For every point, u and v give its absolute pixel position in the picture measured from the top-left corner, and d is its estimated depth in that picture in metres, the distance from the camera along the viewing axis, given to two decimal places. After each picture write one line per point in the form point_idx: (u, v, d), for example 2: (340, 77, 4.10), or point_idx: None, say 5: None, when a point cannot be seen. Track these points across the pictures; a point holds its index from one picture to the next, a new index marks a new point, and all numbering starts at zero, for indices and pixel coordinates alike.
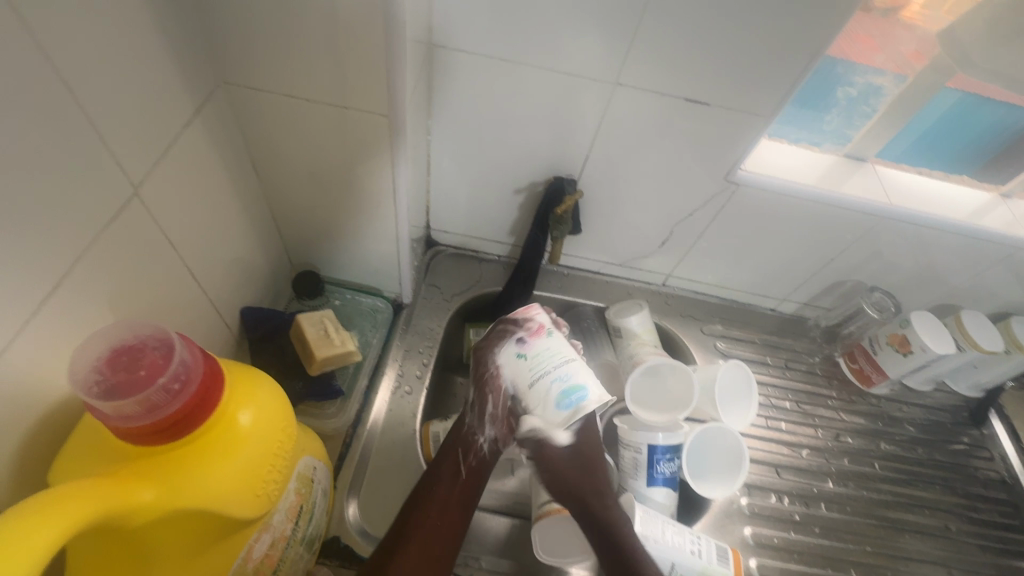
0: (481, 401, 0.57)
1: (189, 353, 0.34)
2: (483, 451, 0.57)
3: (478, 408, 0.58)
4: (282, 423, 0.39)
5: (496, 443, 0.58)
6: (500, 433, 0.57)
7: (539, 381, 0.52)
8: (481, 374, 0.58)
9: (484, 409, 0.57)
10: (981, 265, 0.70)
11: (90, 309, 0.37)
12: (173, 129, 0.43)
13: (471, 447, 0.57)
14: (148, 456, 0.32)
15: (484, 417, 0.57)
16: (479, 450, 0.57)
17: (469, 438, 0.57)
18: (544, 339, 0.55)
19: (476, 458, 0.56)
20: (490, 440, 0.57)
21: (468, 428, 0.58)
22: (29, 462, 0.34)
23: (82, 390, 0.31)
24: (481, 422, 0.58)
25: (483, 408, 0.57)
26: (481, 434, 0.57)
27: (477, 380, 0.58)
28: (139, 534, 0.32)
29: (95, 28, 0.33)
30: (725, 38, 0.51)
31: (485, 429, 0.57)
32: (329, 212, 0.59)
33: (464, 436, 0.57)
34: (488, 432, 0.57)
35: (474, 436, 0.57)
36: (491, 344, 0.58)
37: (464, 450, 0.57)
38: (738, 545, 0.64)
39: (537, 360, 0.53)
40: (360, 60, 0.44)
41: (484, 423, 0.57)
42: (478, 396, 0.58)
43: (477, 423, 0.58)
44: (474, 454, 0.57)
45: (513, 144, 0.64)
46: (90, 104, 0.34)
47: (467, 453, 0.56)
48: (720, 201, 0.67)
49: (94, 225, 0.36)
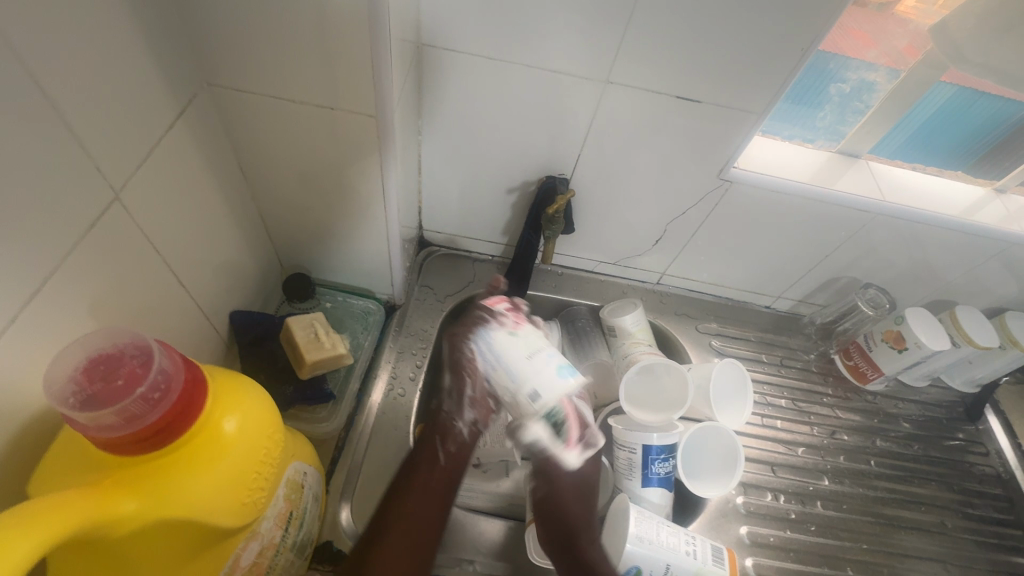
0: (459, 386, 0.57)
1: (168, 361, 0.33)
2: (463, 436, 0.57)
3: (455, 393, 0.57)
4: (268, 430, 0.39)
5: (475, 426, 0.57)
6: (480, 417, 0.57)
7: (535, 355, 0.51)
8: (457, 359, 0.56)
9: (461, 394, 0.57)
10: (976, 260, 0.70)
11: (70, 316, 0.37)
12: (155, 132, 0.42)
13: (450, 433, 0.56)
14: (130, 466, 0.32)
15: (462, 402, 0.57)
16: (458, 436, 0.56)
17: (448, 423, 0.57)
18: (526, 328, 0.55)
19: (456, 443, 0.56)
20: (468, 425, 0.57)
21: (446, 414, 0.57)
22: (9, 473, 0.34)
23: (58, 402, 0.30)
24: (459, 407, 0.57)
25: (460, 391, 0.57)
26: (460, 419, 0.57)
27: (453, 365, 0.57)
28: (121, 545, 0.31)
29: (72, 32, 0.33)
30: (716, 36, 0.51)
31: (464, 414, 0.57)
32: (318, 214, 0.59)
33: (441, 423, 0.57)
34: (467, 416, 0.57)
35: (452, 421, 0.57)
36: (465, 327, 0.57)
37: (443, 437, 0.56)
38: (733, 544, 0.64)
39: (526, 340, 0.52)
40: (346, 60, 0.43)
41: (462, 408, 0.57)
42: (455, 380, 0.57)
43: (455, 408, 0.57)
44: (452, 440, 0.56)
45: (504, 143, 0.64)
46: (68, 109, 0.34)
47: (445, 439, 0.56)
48: (714, 199, 0.66)
49: (74, 231, 0.36)
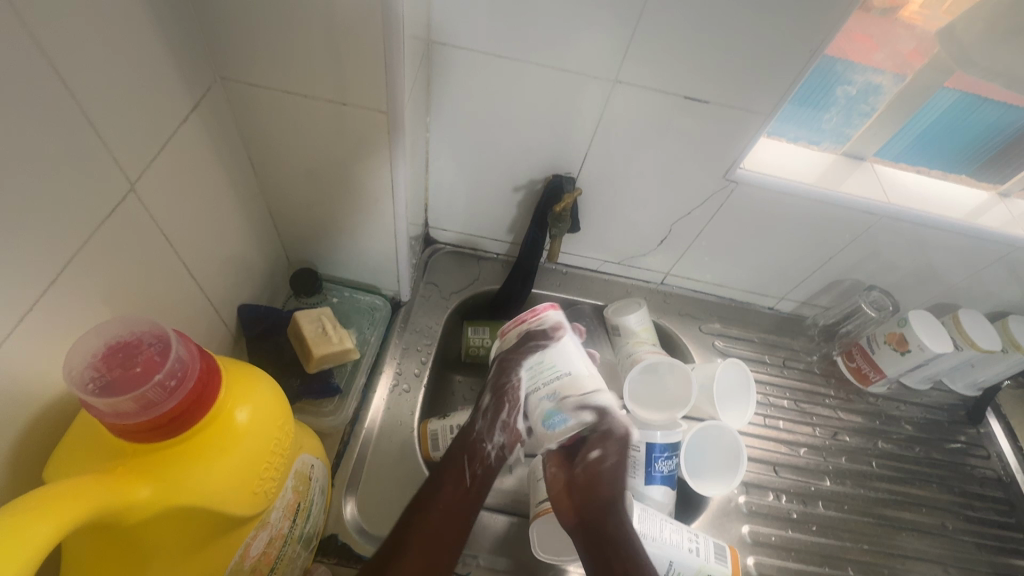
0: (496, 408, 0.58)
1: (185, 350, 0.34)
2: (490, 458, 0.55)
3: (490, 414, 0.58)
4: (279, 421, 0.39)
5: (502, 450, 0.57)
6: (508, 441, 0.57)
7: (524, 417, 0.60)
8: (500, 383, 0.59)
9: (496, 416, 0.57)
10: (980, 263, 0.70)
11: (86, 305, 0.37)
12: (168, 126, 0.42)
13: (478, 454, 0.55)
14: (143, 454, 0.32)
15: (494, 423, 0.57)
16: (485, 458, 0.55)
17: (476, 444, 0.56)
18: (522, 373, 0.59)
19: (483, 466, 0.54)
20: (497, 447, 0.56)
21: (476, 435, 0.56)
22: (29, 459, 0.34)
23: (77, 387, 0.31)
24: (490, 428, 0.57)
25: (496, 414, 0.57)
26: (489, 441, 0.56)
27: (496, 387, 0.59)
28: (135, 531, 0.32)
29: (93, 27, 0.33)
30: (723, 39, 0.51)
31: (494, 436, 0.56)
32: (326, 209, 0.59)
33: (469, 443, 0.56)
34: (497, 439, 0.57)
35: (481, 442, 0.56)
36: (518, 353, 0.60)
37: (471, 456, 0.55)
38: (735, 543, 0.64)
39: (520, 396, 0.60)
40: (359, 56, 0.44)
41: (492, 430, 0.57)
42: (494, 403, 0.58)
43: (486, 429, 0.57)
44: (479, 462, 0.54)
45: (512, 142, 0.64)
46: (87, 100, 0.34)
47: (473, 460, 0.54)
48: (719, 199, 0.67)
49: (90, 223, 0.36)
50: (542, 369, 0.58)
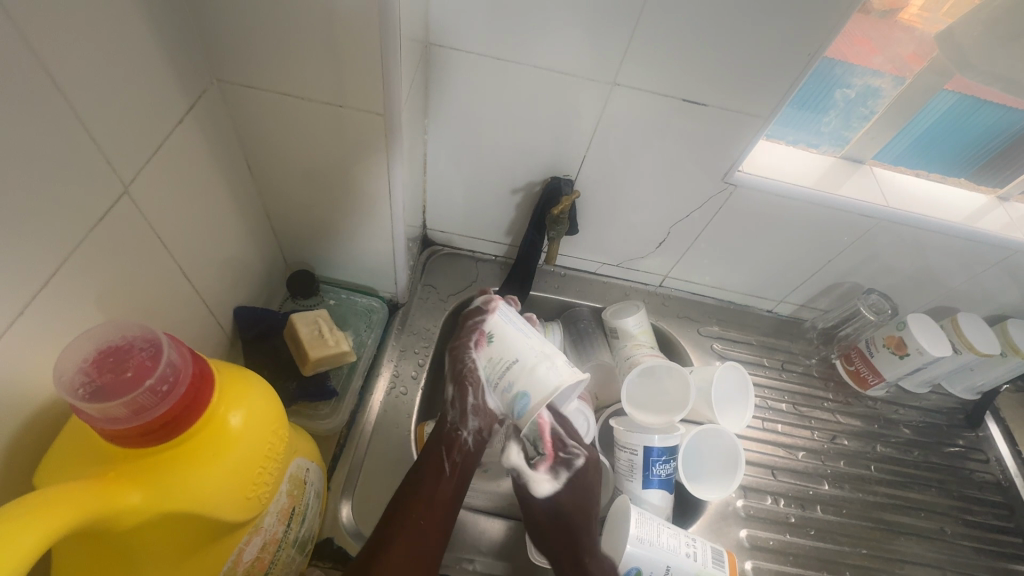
0: (461, 396, 0.57)
1: (177, 354, 0.33)
2: (467, 445, 0.56)
3: (457, 402, 0.57)
4: (273, 425, 0.39)
5: (479, 434, 0.56)
6: (483, 425, 0.57)
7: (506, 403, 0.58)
8: (458, 370, 0.58)
9: (464, 403, 0.56)
10: (979, 267, 0.70)
11: (79, 307, 0.37)
12: (163, 128, 0.42)
13: (455, 442, 0.55)
14: (135, 459, 0.32)
15: (465, 410, 0.56)
16: (462, 445, 0.55)
17: (451, 433, 0.56)
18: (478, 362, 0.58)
19: (461, 452, 0.55)
20: (472, 432, 0.56)
21: (450, 425, 0.56)
22: (18, 465, 0.34)
23: (67, 392, 0.30)
24: (462, 416, 0.56)
25: (463, 400, 0.56)
26: (464, 428, 0.56)
27: (455, 376, 0.58)
28: (126, 537, 0.32)
29: (86, 29, 0.33)
30: (721, 43, 0.51)
31: (467, 422, 0.56)
32: (323, 211, 0.59)
33: (445, 433, 0.56)
34: (471, 425, 0.56)
35: (456, 431, 0.56)
36: (464, 340, 0.60)
37: (448, 446, 0.55)
38: (733, 547, 0.64)
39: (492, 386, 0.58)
40: (356, 58, 0.44)
41: (465, 417, 0.56)
42: (457, 391, 0.57)
43: (459, 417, 0.56)
44: (457, 449, 0.55)
45: (510, 144, 0.64)
46: (80, 102, 0.34)
47: (451, 449, 0.55)
48: (718, 202, 0.67)
49: (83, 226, 0.36)
50: (494, 361, 0.56)
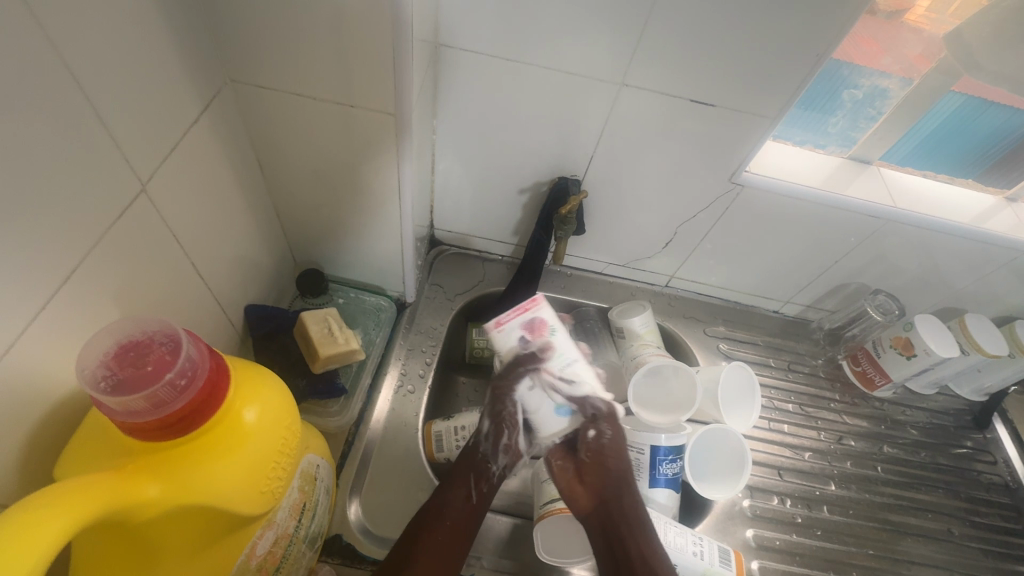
0: (496, 433, 0.60)
1: (195, 349, 0.34)
2: (494, 478, 0.59)
3: (491, 437, 0.60)
4: (286, 421, 0.39)
5: (505, 469, 0.60)
6: (510, 461, 0.60)
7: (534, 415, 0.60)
8: (499, 411, 0.60)
9: (498, 439, 0.60)
10: (987, 268, 0.70)
11: (97, 303, 0.38)
12: (179, 127, 0.43)
13: (483, 474, 0.58)
14: (154, 452, 0.32)
15: (497, 446, 0.60)
16: (490, 478, 0.58)
17: (482, 464, 0.59)
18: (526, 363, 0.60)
19: (488, 484, 0.58)
20: (500, 467, 0.60)
21: (481, 455, 0.59)
22: (38, 458, 0.35)
23: (89, 385, 0.31)
24: (494, 450, 0.60)
25: (497, 438, 0.60)
26: (494, 462, 0.59)
27: (493, 413, 0.60)
28: (143, 529, 0.32)
29: (105, 29, 0.34)
30: (729, 43, 0.52)
31: (498, 458, 0.60)
32: (332, 210, 0.60)
33: (476, 462, 0.59)
34: (501, 460, 0.60)
35: (487, 463, 0.59)
36: (509, 380, 0.59)
37: (476, 477, 0.58)
38: (739, 547, 0.64)
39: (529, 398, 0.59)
40: (368, 59, 0.44)
41: (496, 453, 0.60)
42: (493, 427, 0.60)
43: (490, 451, 0.60)
44: (485, 482, 0.58)
45: (517, 144, 0.65)
46: (99, 100, 0.35)
47: (479, 479, 0.58)
48: (725, 202, 0.67)
49: (100, 223, 0.37)
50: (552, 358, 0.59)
